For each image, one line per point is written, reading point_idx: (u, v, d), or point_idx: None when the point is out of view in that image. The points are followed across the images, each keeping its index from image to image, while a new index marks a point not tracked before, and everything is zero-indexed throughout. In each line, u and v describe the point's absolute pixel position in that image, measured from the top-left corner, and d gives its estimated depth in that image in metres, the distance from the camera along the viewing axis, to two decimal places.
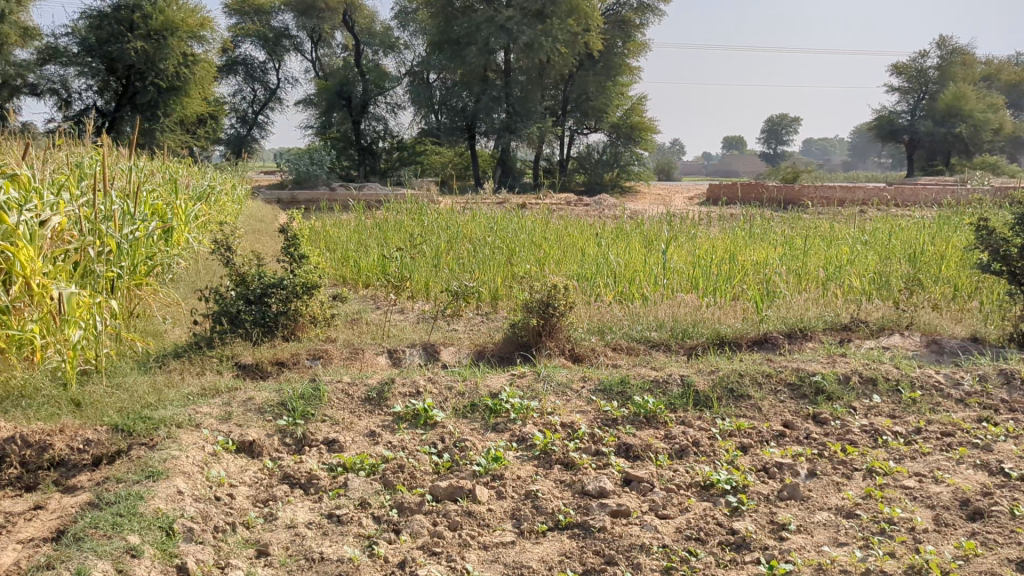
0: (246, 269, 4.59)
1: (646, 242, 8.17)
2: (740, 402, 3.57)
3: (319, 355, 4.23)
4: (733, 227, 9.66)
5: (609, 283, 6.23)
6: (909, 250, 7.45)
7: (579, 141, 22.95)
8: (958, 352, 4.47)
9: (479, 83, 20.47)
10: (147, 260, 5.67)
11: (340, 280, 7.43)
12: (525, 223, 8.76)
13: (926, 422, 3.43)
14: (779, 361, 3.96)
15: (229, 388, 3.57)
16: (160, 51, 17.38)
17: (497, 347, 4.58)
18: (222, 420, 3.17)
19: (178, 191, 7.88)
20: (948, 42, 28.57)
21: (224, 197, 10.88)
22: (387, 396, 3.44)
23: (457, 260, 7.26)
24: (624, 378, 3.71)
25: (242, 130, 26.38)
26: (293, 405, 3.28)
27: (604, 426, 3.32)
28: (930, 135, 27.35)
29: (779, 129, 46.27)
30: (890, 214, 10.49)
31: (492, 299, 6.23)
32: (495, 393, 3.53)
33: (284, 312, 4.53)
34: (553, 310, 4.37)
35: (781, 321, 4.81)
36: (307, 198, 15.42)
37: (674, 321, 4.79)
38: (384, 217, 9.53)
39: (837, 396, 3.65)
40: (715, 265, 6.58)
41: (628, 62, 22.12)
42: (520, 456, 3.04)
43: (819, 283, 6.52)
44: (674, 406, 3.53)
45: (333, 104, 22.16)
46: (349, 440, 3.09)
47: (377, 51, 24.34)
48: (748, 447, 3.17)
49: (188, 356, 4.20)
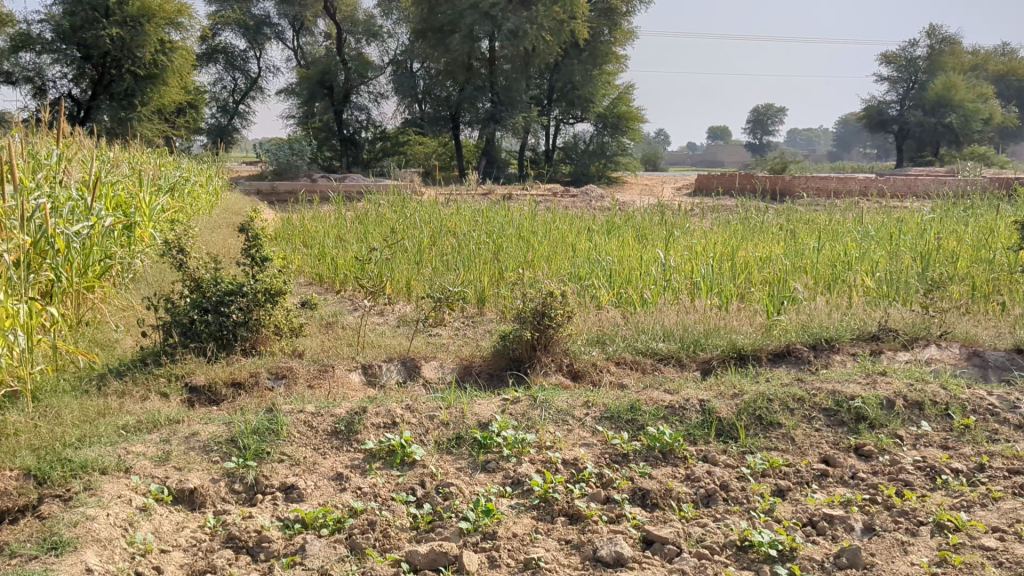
0: (203, 272, 4.03)
1: (641, 237, 7.67)
2: (769, 432, 3.08)
3: (281, 374, 3.72)
4: (726, 219, 9.19)
5: (603, 284, 5.70)
6: (920, 246, 6.97)
7: (565, 131, 22.42)
8: (1005, 367, 4.04)
9: (463, 70, 19.94)
10: (101, 258, 5.06)
11: (316, 279, 6.88)
12: (512, 217, 8.22)
13: (989, 456, 2.93)
14: (811, 382, 3.45)
15: (173, 419, 3.02)
16: (137, 38, 16.57)
17: (486, 362, 4.08)
18: (157, 462, 2.64)
19: (144, 182, 7.30)
20: (938, 31, 28.22)
21: (197, 189, 10.32)
22: (357, 428, 2.91)
23: (440, 258, 6.75)
24: (635, 404, 3.20)
25: (223, 119, 25.72)
26: (243, 442, 2.76)
27: (614, 464, 2.81)
28: (919, 125, 26.98)
29: (764, 119, 46.11)
30: (891, 206, 9.98)
31: (478, 301, 5.72)
32: (485, 423, 3.00)
33: (243, 322, 3.99)
34: (550, 321, 3.88)
35: (803, 331, 4.32)
36: (288, 189, 14.83)
37: (684, 329, 4.31)
38: (365, 209, 8.96)
39: (881, 423, 3.16)
40: (717, 263, 6.10)
41: (615, 51, 21.57)
42: (515, 506, 2.53)
43: (831, 284, 6.00)
44: (694, 438, 3.02)
45: (314, 93, 21.54)
46: (311, 487, 2.58)
47: (359, 40, 23.81)
48: (787, 492, 2.68)
49: (130, 375, 3.64)
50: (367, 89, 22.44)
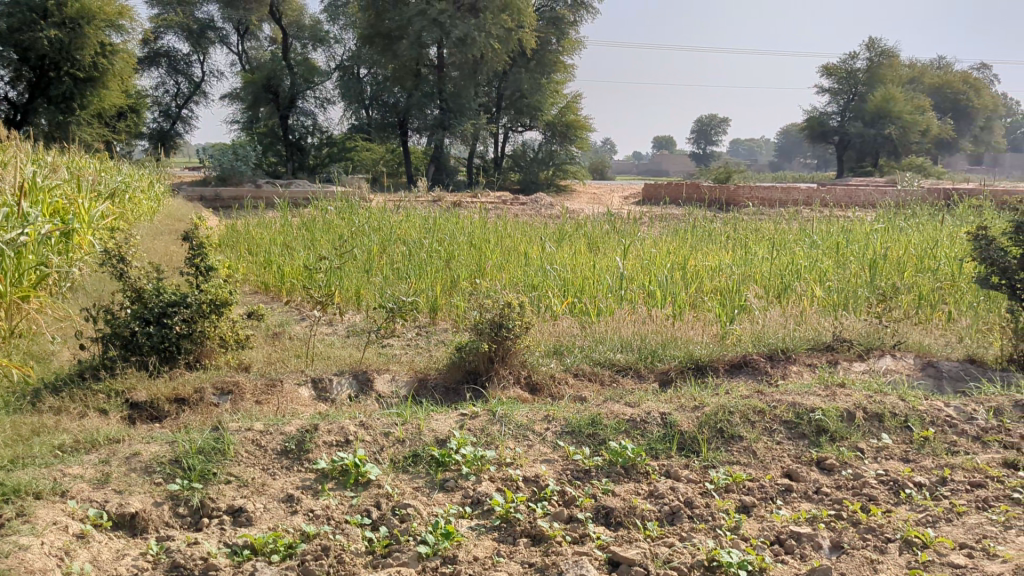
0: (145, 282, 3.86)
1: (592, 246, 7.63)
2: (731, 446, 3.02)
3: (227, 390, 3.57)
4: (675, 227, 9.20)
5: (557, 293, 5.63)
6: (866, 255, 7.01)
7: (513, 139, 22.35)
8: (959, 378, 4.06)
9: (411, 77, 19.84)
10: (37, 267, 4.83)
11: (262, 287, 6.70)
12: (463, 225, 8.13)
13: (949, 468, 2.91)
14: (771, 395, 3.41)
15: (113, 439, 2.87)
16: (76, 41, 16.24)
17: (441, 374, 3.98)
18: (97, 486, 2.50)
19: (82, 189, 7.03)
20: (878, 44, 28.82)
21: (137, 195, 10.04)
22: (308, 447, 2.79)
23: (390, 266, 6.62)
24: (595, 418, 3.12)
25: (165, 124, 25.21)
26: (188, 463, 2.62)
27: (576, 481, 2.73)
28: (859, 136, 27.47)
29: (708, 129, 46.58)
30: (836, 215, 10.08)
31: (430, 310, 5.61)
32: (442, 440, 2.91)
33: (187, 334, 3.84)
34: (507, 332, 3.80)
35: (760, 342, 4.29)
36: (232, 196, 14.54)
37: (641, 340, 4.26)
38: (313, 216, 8.81)
39: (842, 435, 3.13)
40: (670, 272, 6.06)
41: (562, 60, 21.62)
42: (475, 527, 2.44)
43: (782, 294, 6.01)
44: (656, 452, 2.96)
45: (259, 98, 21.20)
46: (260, 510, 2.46)
47: (305, 45, 23.51)
48: (751, 508, 2.62)
49: (66, 391, 3.46)
50: (313, 94, 22.16)
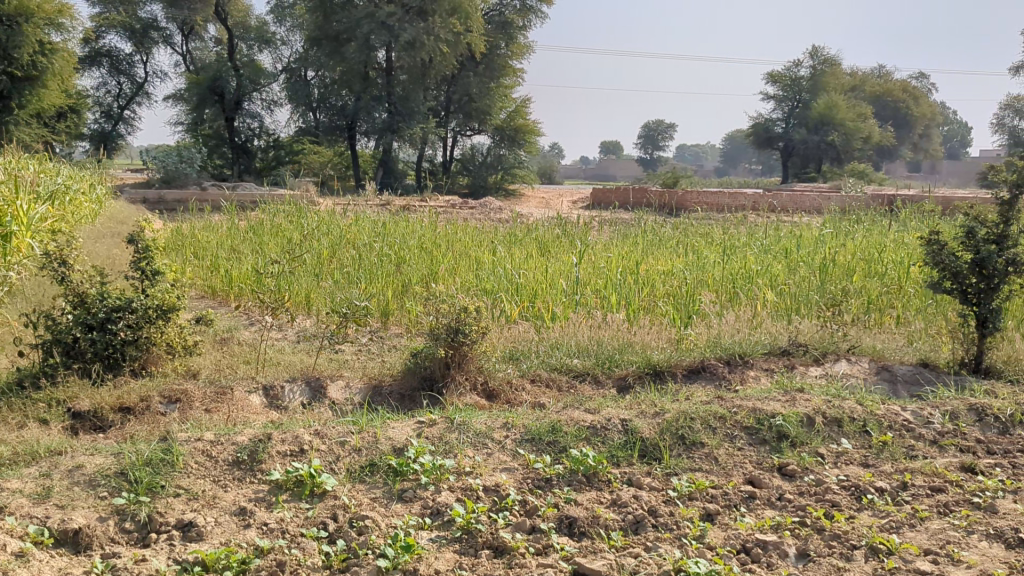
0: (87, 287, 3.73)
1: (545, 250, 7.59)
2: (693, 452, 2.99)
3: (175, 398, 3.45)
4: (625, 232, 9.20)
5: (512, 298, 5.57)
6: (816, 259, 7.06)
7: (461, 142, 22.25)
8: (913, 382, 4.10)
9: (359, 80, 19.47)
10: None
11: (208, 292, 6.54)
12: (414, 229, 8.03)
13: (910, 473, 2.91)
14: (732, 400, 3.39)
15: (55, 450, 2.74)
16: (14, 39, 15.69)
17: (395, 381, 3.89)
18: (37, 501, 2.38)
19: (21, 191, 6.80)
20: (821, 52, 29.31)
21: (78, 197, 9.76)
22: (261, 458, 2.70)
23: (341, 271, 6.50)
24: (555, 425, 3.07)
25: (107, 125, 24.69)
26: (135, 476, 2.51)
27: (537, 490, 2.67)
28: (803, 142, 27.84)
29: (656, 135, 46.87)
30: (783, 220, 10.17)
31: (382, 314, 5.52)
32: (399, 448, 2.83)
33: (133, 340, 3.70)
34: (464, 337, 3.75)
35: (716, 346, 4.28)
36: (177, 198, 14.26)
37: (598, 345, 4.22)
38: (260, 219, 8.64)
39: (802, 441, 3.12)
40: (624, 276, 6.03)
41: (511, 64, 21.58)
42: (436, 539, 2.37)
43: (734, 297, 6.02)
44: (617, 460, 2.91)
45: (205, 100, 20.85)
46: (212, 524, 2.36)
47: (251, 46, 23.14)
48: (715, 516, 2.59)
49: (5, 400, 3.31)
50: (259, 96, 21.85)
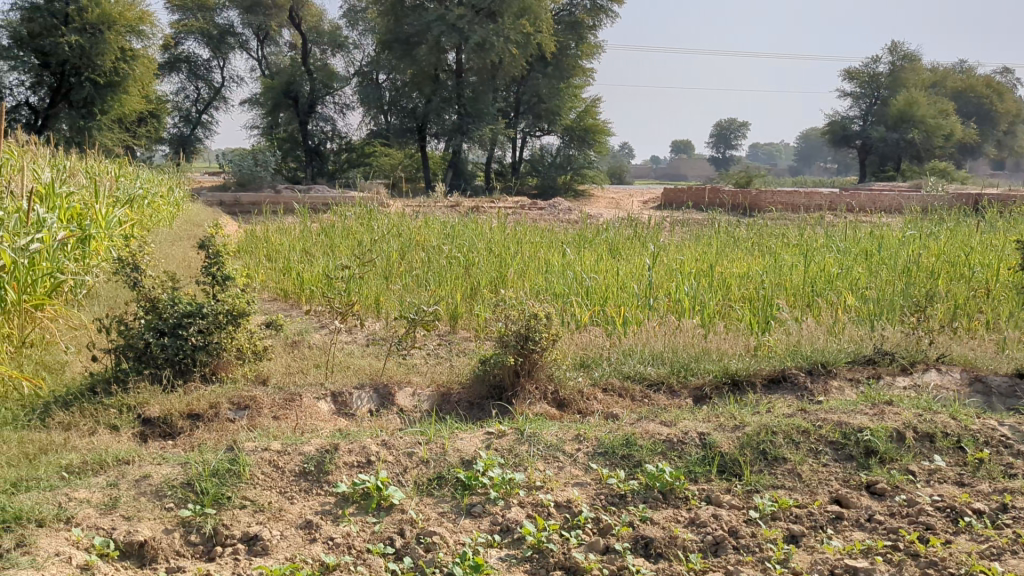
0: (159, 292, 3.73)
1: (616, 252, 7.46)
2: (775, 468, 2.85)
3: (244, 405, 3.42)
4: (697, 232, 9.01)
5: (582, 302, 5.45)
6: (898, 261, 6.79)
7: (531, 143, 22.16)
8: (1009, 395, 3.87)
9: (430, 82, 19.61)
10: (51, 275, 4.67)
11: (280, 294, 6.56)
12: (483, 230, 7.98)
13: (1010, 493, 2.71)
14: (815, 413, 3.23)
15: (123, 458, 2.72)
16: (97, 46, 16.13)
17: (464, 389, 3.82)
18: (104, 511, 2.36)
19: (101, 195, 6.94)
20: (900, 47, 28.51)
21: (157, 200, 9.95)
22: (328, 469, 2.64)
23: (410, 273, 6.48)
24: (630, 438, 2.96)
25: (186, 129, 25.25)
26: (201, 487, 2.48)
27: (611, 507, 2.57)
28: (882, 140, 27.08)
29: (728, 133, 46.15)
30: (863, 219, 9.84)
31: (450, 318, 5.46)
32: (469, 460, 2.75)
33: (203, 346, 3.69)
34: (534, 345, 3.66)
35: (797, 354, 4.10)
36: (252, 200, 14.47)
37: (673, 352, 4.09)
38: (332, 221, 8.67)
39: (891, 457, 2.95)
40: (697, 280, 5.87)
41: (581, 64, 21.42)
42: (506, 558, 2.28)
43: (812, 302, 5.80)
44: (695, 475, 2.79)
45: (279, 104, 21.17)
46: (277, 538, 2.31)
47: (325, 50, 23.25)
48: (800, 538, 2.45)
49: (78, 406, 3.31)
50: (332, 99, 22.10)
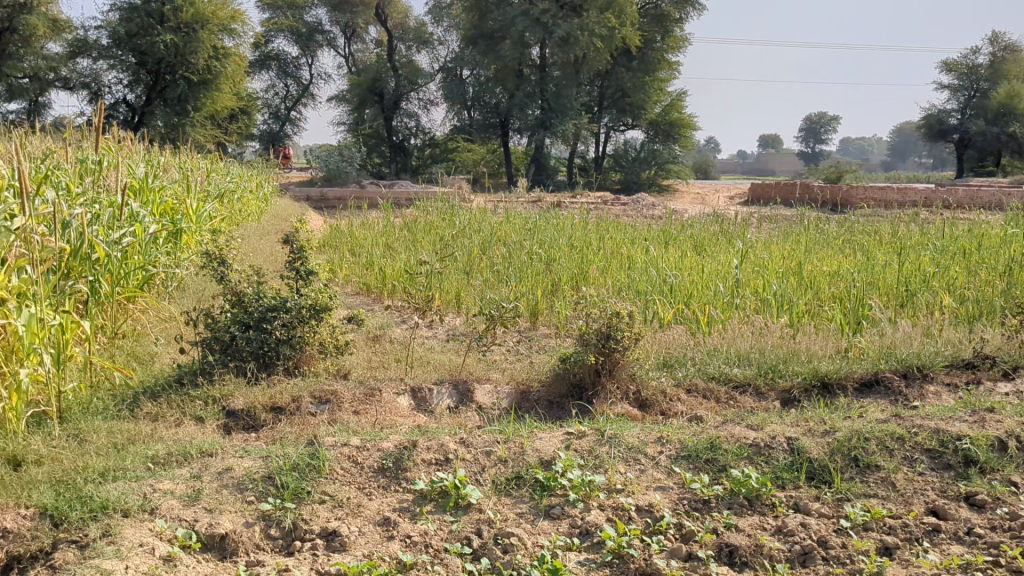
0: (245, 286, 3.78)
1: (701, 249, 7.32)
2: (867, 477, 2.73)
3: (326, 399, 3.44)
4: (785, 229, 8.78)
5: (665, 300, 5.34)
6: (999, 260, 6.49)
7: (614, 138, 21.98)
8: None
9: (514, 77, 19.65)
10: (143, 268, 4.78)
11: (362, 288, 6.62)
12: (565, 226, 7.92)
13: None
14: (911, 419, 3.08)
15: (207, 450, 2.76)
16: (191, 44, 16.55)
17: (544, 387, 3.78)
18: (187, 502, 2.39)
19: (192, 189, 7.11)
20: (1002, 38, 27.39)
21: (245, 196, 10.17)
22: (406, 466, 2.63)
23: (491, 268, 6.47)
24: (714, 441, 2.87)
25: (275, 125, 25.77)
26: (281, 481, 2.49)
27: (694, 512, 2.49)
28: (981, 134, 26.06)
29: (817, 127, 45.02)
30: (961, 217, 9.46)
31: (531, 314, 5.42)
32: (548, 461, 2.70)
33: (287, 339, 3.73)
34: (616, 344, 3.59)
35: (890, 357, 3.95)
36: (337, 196, 14.66)
37: (760, 354, 3.98)
38: (415, 216, 8.72)
39: (993, 468, 2.79)
40: (784, 278, 5.70)
41: (666, 58, 21.13)
42: (585, 562, 2.23)
43: (906, 302, 5.58)
44: (783, 482, 2.70)
45: (364, 100, 21.46)
46: (355, 534, 2.30)
47: (410, 47, 23.51)
48: (894, 551, 2.33)
49: (166, 397, 3.37)
50: (416, 95, 22.29)
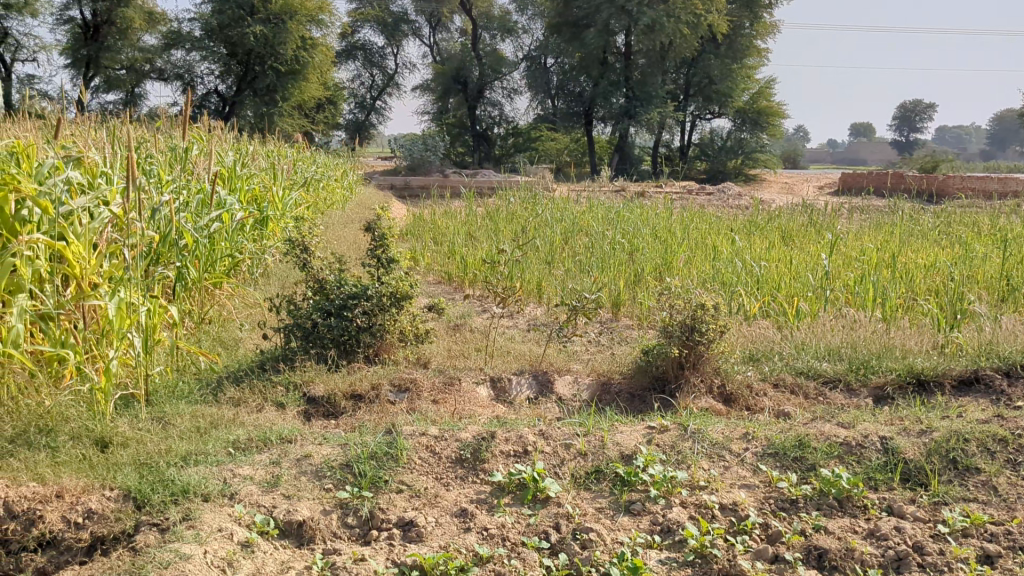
0: (327, 273, 3.80)
1: (789, 240, 7.12)
2: (966, 480, 2.59)
3: (405, 387, 3.44)
4: (879, 220, 8.47)
5: (751, 293, 5.19)
6: None
7: (700, 127, 21.64)
8: None
9: (598, 66, 19.43)
10: (229, 254, 4.86)
11: (444, 277, 6.62)
12: (649, 216, 7.81)
13: None
14: (1015, 420, 2.91)
15: (286, 437, 2.77)
16: (279, 36, 16.83)
17: (626, 379, 3.71)
18: (265, 488, 2.40)
19: (279, 177, 7.21)
20: None
21: (331, 184, 10.29)
22: (484, 457, 2.59)
23: (573, 258, 6.41)
24: (803, 439, 2.77)
25: (361, 115, 26.09)
26: (359, 469, 2.48)
27: (781, 512, 2.40)
28: None
29: (912, 115, 43.55)
30: None
31: (613, 305, 5.33)
32: (628, 455, 2.63)
33: (367, 327, 3.73)
34: (700, 336, 3.49)
35: (993, 353, 3.75)
36: (421, 184, 14.76)
37: (851, 349, 3.84)
38: (497, 205, 8.71)
39: None
40: (878, 271, 5.48)
41: (755, 44, 20.67)
42: (666, 561, 2.16)
43: (1009, 296, 5.31)
44: (875, 483, 2.58)
45: (448, 89, 21.56)
46: (431, 525, 2.27)
47: (494, 36, 23.55)
48: (996, 560, 2.20)
49: (248, 383, 3.41)
50: (500, 84, 22.29)
